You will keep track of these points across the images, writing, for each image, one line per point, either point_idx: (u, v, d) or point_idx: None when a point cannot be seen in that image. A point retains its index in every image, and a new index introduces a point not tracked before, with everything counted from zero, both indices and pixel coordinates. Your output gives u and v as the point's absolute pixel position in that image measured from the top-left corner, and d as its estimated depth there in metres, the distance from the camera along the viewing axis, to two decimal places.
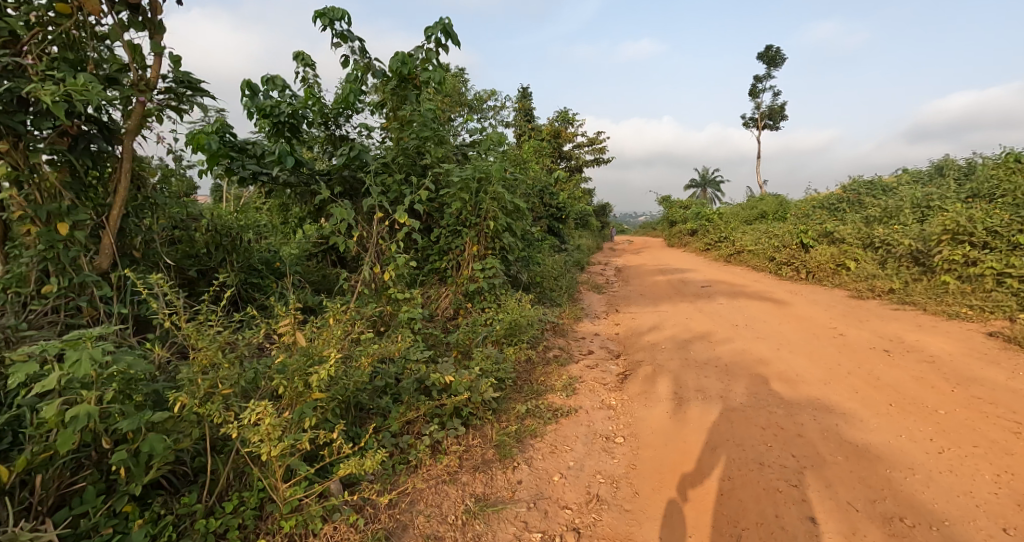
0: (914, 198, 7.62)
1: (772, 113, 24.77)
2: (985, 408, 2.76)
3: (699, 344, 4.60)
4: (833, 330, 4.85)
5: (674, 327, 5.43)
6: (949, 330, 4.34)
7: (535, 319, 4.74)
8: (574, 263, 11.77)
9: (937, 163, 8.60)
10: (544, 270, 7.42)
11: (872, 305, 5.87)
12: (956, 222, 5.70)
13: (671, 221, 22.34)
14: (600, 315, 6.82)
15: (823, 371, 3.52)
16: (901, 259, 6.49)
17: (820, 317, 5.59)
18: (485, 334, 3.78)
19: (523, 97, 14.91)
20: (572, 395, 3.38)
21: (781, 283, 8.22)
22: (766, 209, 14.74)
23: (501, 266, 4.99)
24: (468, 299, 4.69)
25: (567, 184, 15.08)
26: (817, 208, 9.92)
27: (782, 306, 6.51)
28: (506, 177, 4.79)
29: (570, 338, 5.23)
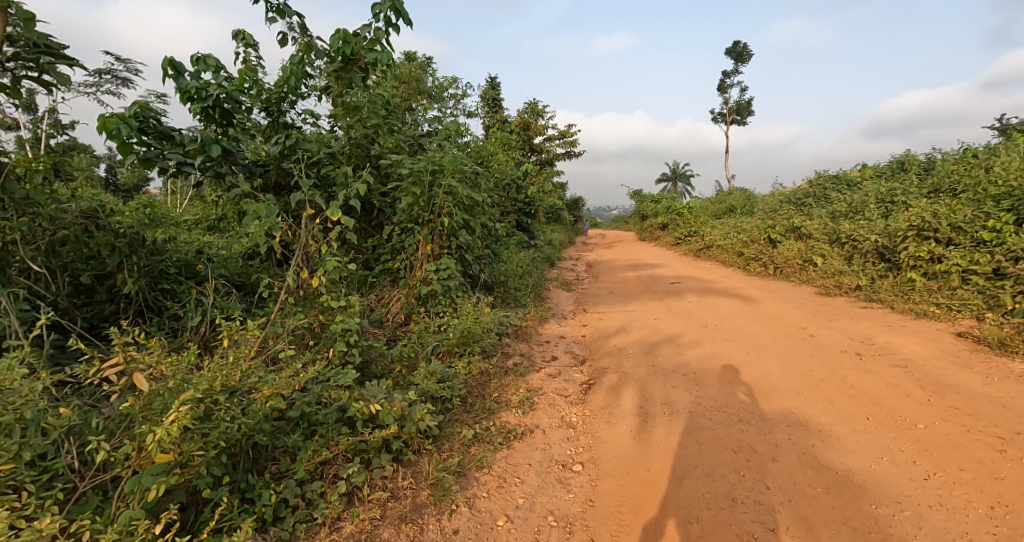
0: (879, 193, 7.59)
1: (739, 109, 25.06)
2: (965, 421, 2.57)
3: (667, 348, 4.38)
4: (803, 330, 4.71)
5: (642, 329, 5.21)
6: (919, 330, 4.21)
7: (495, 323, 4.42)
8: (544, 260, 11.51)
9: (900, 158, 8.63)
10: (510, 269, 7.10)
11: (840, 302, 5.77)
12: (922, 218, 5.62)
13: (642, 215, 22.33)
14: (567, 315, 6.55)
15: (795, 380, 3.32)
16: (867, 254, 6.42)
17: (789, 315, 5.45)
18: (435, 343, 3.44)
19: (492, 88, 14.48)
20: (529, 411, 3.09)
21: (750, 279, 8.14)
22: (735, 203, 14.76)
23: (458, 266, 4.64)
24: (420, 302, 4.33)
25: (537, 178, 14.77)
26: (784, 203, 9.89)
27: (751, 303, 6.38)
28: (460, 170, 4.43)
29: (534, 343, 4.93)
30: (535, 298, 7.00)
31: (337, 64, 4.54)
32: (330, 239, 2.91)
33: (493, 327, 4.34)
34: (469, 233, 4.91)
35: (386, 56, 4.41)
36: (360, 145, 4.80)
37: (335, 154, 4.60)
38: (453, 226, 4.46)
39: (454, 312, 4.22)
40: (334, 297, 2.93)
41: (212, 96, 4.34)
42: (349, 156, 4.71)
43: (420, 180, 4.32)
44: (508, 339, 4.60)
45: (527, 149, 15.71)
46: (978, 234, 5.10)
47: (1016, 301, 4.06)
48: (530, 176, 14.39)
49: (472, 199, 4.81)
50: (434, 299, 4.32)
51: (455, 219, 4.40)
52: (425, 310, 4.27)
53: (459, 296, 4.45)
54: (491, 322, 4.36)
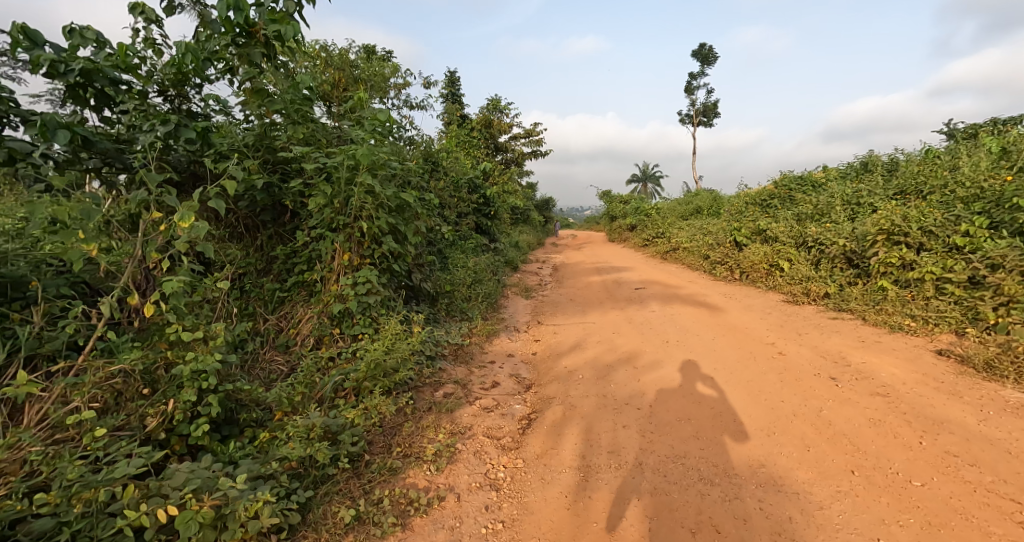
0: (844, 195, 7.30)
1: (706, 111, 25.17)
2: (966, 475, 2.12)
3: (618, 371, 3.86)
4: (770, 346, 4.29)
5: (597, 346, 4.68)
6: (894, 347, 3.81)
7: (421, 342, 3.83)
8: (506, 264, 10.94)
9: (864, 158, 8.40)
10: (458, 276, 6.49)
11: (809, 312, 5.38)
12: (891, 221, 5.25)
13: (611, 216, 22.04)
14: (521, 328, 5.99)
15: (761, 417, 2.85)
16: (834, 259, 6.08)
17: (755, 328, 5.04)
18: (336, 378, 2.81)
19: (451, 84, 13.81)
20: (446, 466, 2.48)
21: (716, 284, 7.77)
22: (701, 204, 14.49)
23: (383, 279, 4.00)
24: (334, 321, 3.66)
25: (501, 178, 14.18)
26: (749, 204, 9.56)
27: (716, 313, 5.97)
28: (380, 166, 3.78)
29: (474, 366, 4.35)
30: (487, 310, 6.42)
31: (233, 38, 3.73)
32: (176, 247, 2.19)
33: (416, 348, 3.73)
34: (396, 240, 4.29)
35: (291, 27, 3.66)
36: (271, 135, 4.10)
37: (234, 144, 3.83)
38: (376, 231, 3.83)
39: (372, 334, 3.57)
40: (188, 326, 2.24)
41: (86, 68, 3.07)
42: (257, 147, 4.03)
43: (338, 171, 3.73)
44: (442, 363, 4.00)
45: (490, 147, 15.09)
46: (951, 239, 4.76)
47: (999, 315, 3.69)
48: (492, 176, 13.80)
49: (399, 198, 4.18)
50: (349, 318, 3.66)
51: (375, 223, 3.77)
52: (337, 330, 3.61)
53: (382, 313, 3.79)
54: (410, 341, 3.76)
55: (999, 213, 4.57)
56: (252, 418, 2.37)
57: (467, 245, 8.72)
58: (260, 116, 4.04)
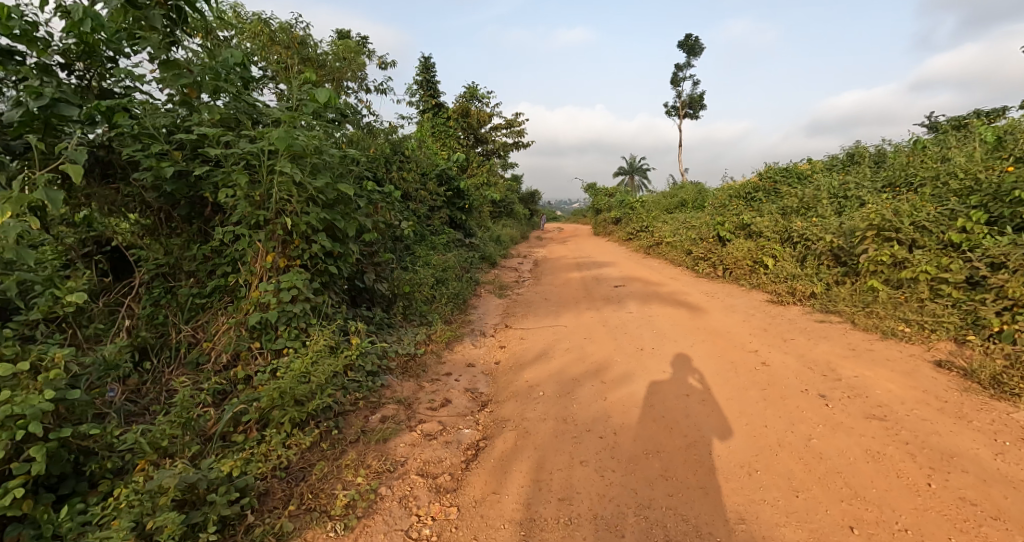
0: (830, 188, 6.94)
1: (692, 104, 24.83)
2: (990, 534, 1.73)
3: (583, 388, 3.44)
4: (752, 355, 3.91)
5: (565, 356, 4.25)
6: (887, 356, 3.43)
7: (355, 358, 3.36)
8: (482, 260, 10.47)
9: (850, 149, 8.06)
10: (421, 276, 5.99)
11: (794, 314, 5.02)
12: (881, 216, 4.87)
13: (596, 209, 21.62)
14: (487, 332, 5.54)
15: (742, 448, 2.44)
16: (821, 257, 5.72)
17: (737, 333, 4.65)
18: (236, 409, 2.34)
19: (426, 71, 13.21)
20: (358, 523, 2.03)
21: (698, 282, 7.41)
22: (686, 197, 14.13)
23: (315, 283, 3.49)
24: (255, 333, 3.15)
25: (479, 170, 13.65)
26: (733, 197, 9.18)
27: (696, 314, 5.58)
28: (306, 152, 3.25)
29: (426, 380, 3.88)
30: (453, 312, 5.96)
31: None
32: None
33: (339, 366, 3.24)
34: (333, 238, 3.78)
35: None
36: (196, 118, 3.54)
37: (144, 127, 3.31)
38: (303, 229, 3.33)
39: (299, 348, 3.08)
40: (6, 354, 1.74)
41: None
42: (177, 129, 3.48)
43: (257, 159, 3.22)
44: (383, 379, 3.52)
45: (468, 138, 14.53)
46: (945, 235, 4.40)
47: (1003, 321, 3.31)
48: (469, 169, 13.26)
49: (336, 190, 3.67)
50: (271, 329, 3.15)
51: (302, 219, 3.28)
52: (255, 344, 3.10)
53: (314, 323, 3.28)
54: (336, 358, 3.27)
55: (998, 207, 4.21)
56: (108, 468, 1.87)
57: (438, 241, 8.24)
58: (178, 94, 3.50)
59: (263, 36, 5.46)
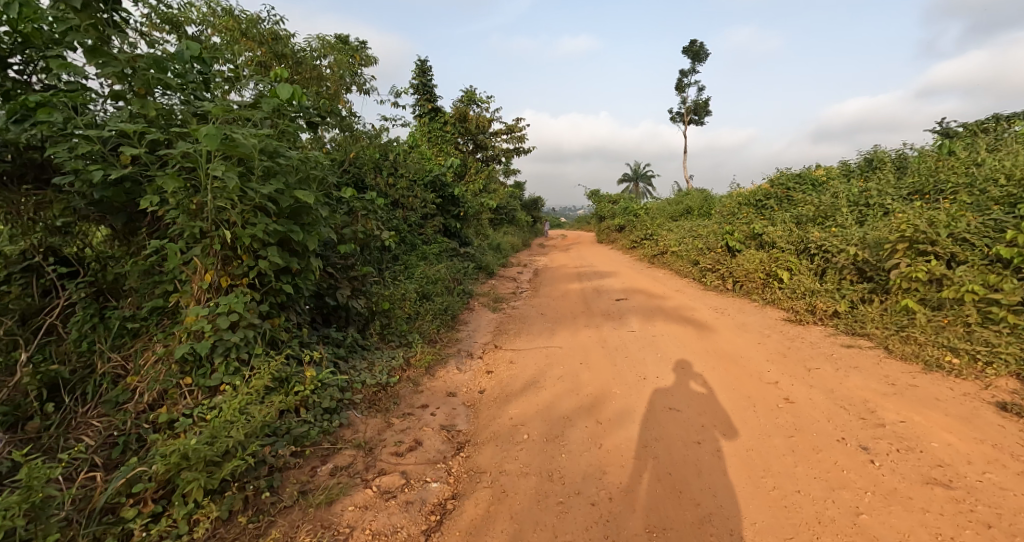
0: (849, 194, 6.42)
1: (698, 109, 24.34)
2: None
3: (574, 431, 2.93)
4: (773, 390, 3.38)
5: (557, 387, 3.73)
6: (936, 395, 2.90)
7: (307, 394, 2.88)
8: (477, 270, 9.98)
9: (869, 154, 7.53)
10: (404, 290, 5.50)
11: (815, 336, 4.50)
12: (914, 226, 4.33)
13: (600, 216, 21.05)
14: (475, 353, 5.04)
15: (772, 526, 1.97)
16: (843, 271, 5.19)
17: (753, 358, 4.13)
18: (130, 476, 1.86)
19: (422, 74, 12.83)
20: None
21: (705, 296, 6.88)
22: (692, 204, 13.61)
23: (263, 306, 3.00)
24: (188, 367, 2.64)
25: (477, 176, 13.20)
26: (742, 204, 8.65)
27: (704, 334, 5.06)
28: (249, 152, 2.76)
29: (396, 416, 3.39)
30: (439, 330, 5.46)
31: None
32: None
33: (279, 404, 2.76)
34: (290, 252, 3.32)
35: None
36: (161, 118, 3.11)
37: (74, 125, 2.85)
38: (250, 243, 2.87)
39: (238, 386, 2.59)
40: None
41: None
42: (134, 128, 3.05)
43: (193, 162, 2.77)
44: (342, 417, 3.03)
45: (466, 143, 14.12)
46: (991, 249, 3.87)
47: None
48: (466, 175, 12.80)
49: (293, 199, 3.18)
50: (206, 362, 2.65)
51: (246, 233, 2.81)
52: (184, 379, 2.59)
53: (259, 353, 2.80)
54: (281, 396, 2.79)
55: None
56: None
57: (429, 251, 7.76)
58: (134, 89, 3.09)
59: (234, 31, 5.06)
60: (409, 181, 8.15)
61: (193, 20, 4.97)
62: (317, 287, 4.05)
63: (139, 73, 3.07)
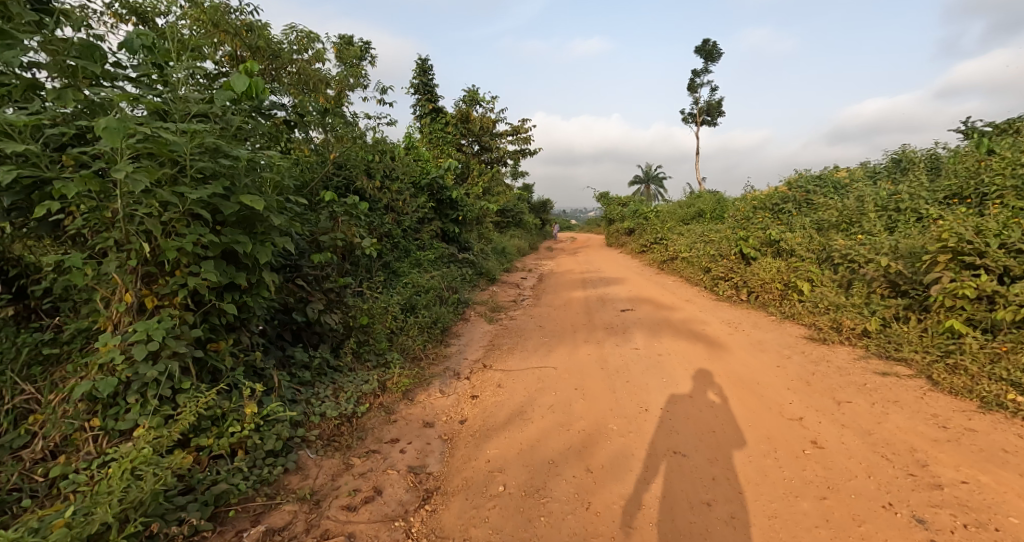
0: (877, 198, 5.86)
1: (710, 110, 23.72)
2: None
3: (558, 482, 2.50)
4: (797, 430, 2.87)
5: (545, 419, 3.28)
6: (1000, 446, 2.40)
7: (245, 435, 2.46)
8: (477, 276, 9.55)
9: (896, 154, 6.96)
10: (388, 302, 5.08)
11: (843, 359, 3.97)
12: (958, 235, 3.77)
13: (609, 219, 20.51)
14: (462, 374, 4.59)
15: None
16: (873, 284, 4.65)
17: (771, 386, 3.62)
18: None
19: (423, 74, 12.51)
20: None
21: (718, 307, 6.36)
22: (704, 207, 13.04)
23: (197, 329, 2.57)
24: (96, 406, 2.20)
25: (480, 178, 12.77)
26: (757, 207, 8.09)
27: (716, 354, 4.55)
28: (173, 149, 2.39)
29: (358, 455, 2.95)
30: (425, 346, 5.02)
31: None
32: None
33: (208, 448, 2.34)
34: (237, 265, 2.90)
35: None
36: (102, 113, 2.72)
37: None
38: (179, 257, 2.45)
39: (154, 430, 2.17)
40: None
41: None
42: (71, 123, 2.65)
43: (107, 159, 2.35)
44: (289, 461, 2.60)
45: (470, 144, 13.72)
46: None
47: None
48: (468, 177, 12.38)
49: (238, 205, 2.75)
50: (118, 399, 2.22)
51: (172, 245, 2.38)
52: (91, 420, 2.17)
53: (187, 386, 2.38)
54: (213, 438, 2.37)
55: None
56: None
57: (424, 258, 7.35)
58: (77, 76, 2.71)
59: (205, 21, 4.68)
60: (403, 183, 7.75)
61: (164, 11, 4.63)
62: (279, 302, 3.64)
63: (60, 63, 2.64)
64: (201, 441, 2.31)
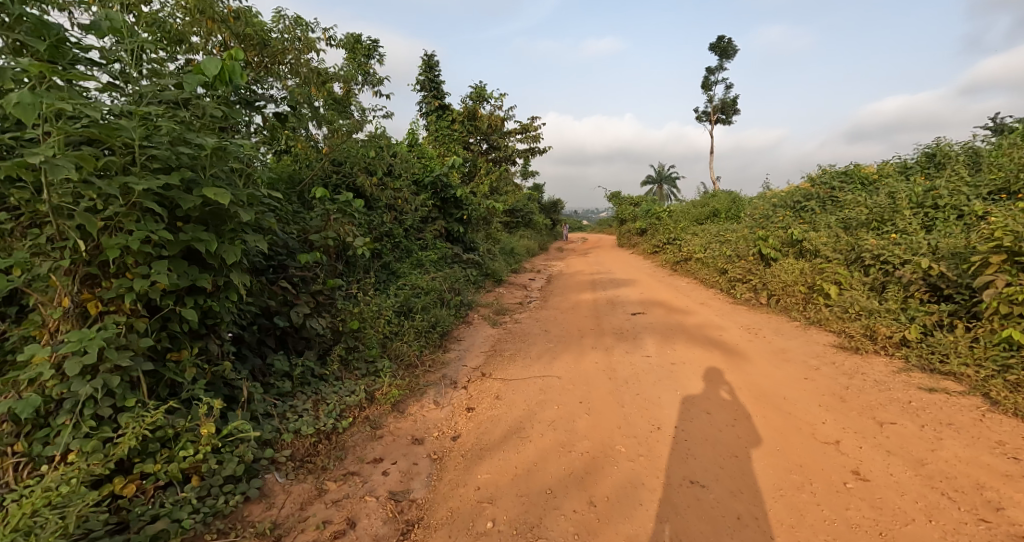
0: (911, 194, 5.41)
1: (724, 108, 23.13)
2: None
3: (556, 519, 2.18)
4: (833, 457, 2.49)
5: (544, 438, 2.95)
6: None
7: (200, 459, 2.17)
8: (483, 277, 9.22)
9: (930, 148, 6.47)
10: (382, 305, 4.77)
11: (881, 371, 3.55)
12: (1013, 233, 3.35)
13: (620, 219, 20.05)
14: (459, 383, 4.26)
15: None
16: (911, 287, 4.22)
17: (800, 402, 3.23)
18: None
19: (429, 70, 12.26)
20: None
21: (736, 311, 5.95)
22: (719, 206, 12.57)
23: (148, 337, 2.28)
24: (23, 427, 1.92)
25: (487, 177, 12.44)
26: (777, 205, 7.64)
27: (736, 363, 4.16)
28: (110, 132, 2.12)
29: (333, 479, 2.64)
30: (421, 353, 4.70)
31: None
32: None
33: (155, 475, 2.06)
34: (201, 266, 2.62)
35: None
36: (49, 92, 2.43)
37: None
38: (125, 257, 2.17)
39: (89, 457, 1.89)
40: None
41: None
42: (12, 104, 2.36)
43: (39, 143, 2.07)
44: (251, 488, 2.30)
45: (478, 142, 13.41)
46: None
47: None
48: (475, 175, 12.07)
49: (198, 198, 2.45)
50: (49, 420, 1.94)
51: (115, 244, 2.10)
52: (15, 444, 1.88)
53: (132, 405, 2.09)
54: (161, 463, 2.09)
55: None
56: None
57: (426, 258, 7.04)
58: (24, 50, 2.41)
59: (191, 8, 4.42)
60: (405, 181, 7.46)
61: None
62: (257, 306, 3.35)
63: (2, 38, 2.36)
64: (146, 467, 2.02)
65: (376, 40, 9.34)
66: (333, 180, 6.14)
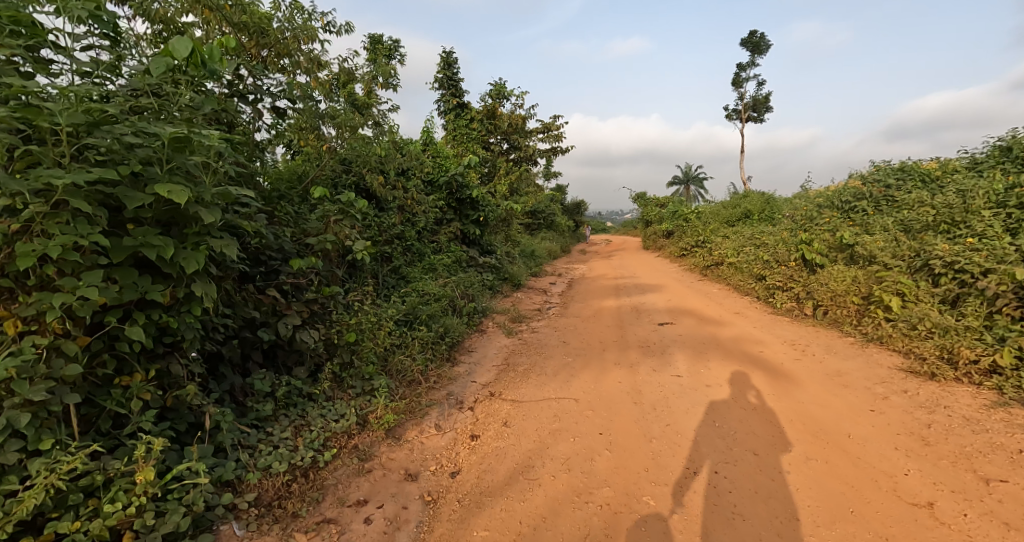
0: (988, 192, 4.71)
1: (756, 105, 22.12)
2: None
3: None
4: (929, 528, 1.99)
5: (557, 482, 2.50)
6: None
7: (133, 514, 1.78)
8: (500, 281, 8.78)
9: (1004, 140, 5.70)
10: (384, 314, 4.37)
11: (970, 406, 2.94)
12: None
13: (646, 220, 19.30)
14: (465, 402, 3.82)
15: None
16: (998, 302, 3.57)
17: (870, 442, 2.66)
18: None
19: (448, 68, 11.92)
20: None
21: (778, 323, 5.33)
22: (752, 206, 11.80)
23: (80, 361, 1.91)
24: None
25: (507, 177, 12.00)
26: (823, 205, 6.94)
27: (784, 387, 3.58)
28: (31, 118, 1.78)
29: (305, 529, 2.24)
30: (426, 367, 4.28)
31: None
32: None
33: (73, 535, 1.68)
34: (157, 274, 2.22)
35: None
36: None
37: None
38: (47, 267, 1.80)
39: None
40: None
41: None
42: None
43: None
44: None
45: (498, 142, 13.01)
46: None
47: None
48: (494, 175, 11.67)
49: (148, 195, 2.06)
50: None
51: (29, 251, 1.74)
52: None
53: (48, 447, 1.73)
54: (83, 519, 1.71)
55: None
56: None
57: (439, 262, 6.63)
58: None
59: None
60: (417, 180, 7.09)
61: None
62: (235, 319, 2.98)
63: None
64: (60, 526, 1.65)
65: (396, 39, 9.07)
66: (340, 179, 5.80)
